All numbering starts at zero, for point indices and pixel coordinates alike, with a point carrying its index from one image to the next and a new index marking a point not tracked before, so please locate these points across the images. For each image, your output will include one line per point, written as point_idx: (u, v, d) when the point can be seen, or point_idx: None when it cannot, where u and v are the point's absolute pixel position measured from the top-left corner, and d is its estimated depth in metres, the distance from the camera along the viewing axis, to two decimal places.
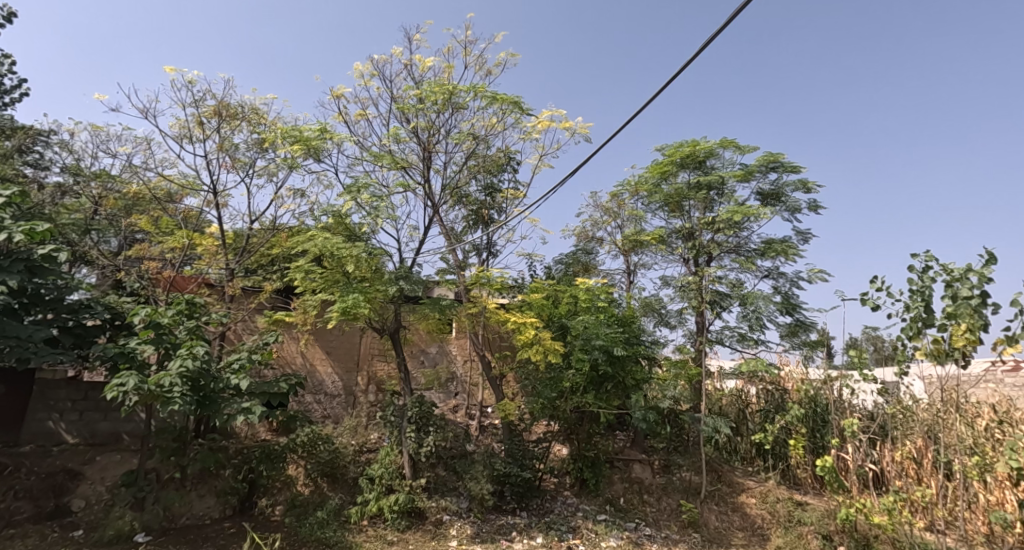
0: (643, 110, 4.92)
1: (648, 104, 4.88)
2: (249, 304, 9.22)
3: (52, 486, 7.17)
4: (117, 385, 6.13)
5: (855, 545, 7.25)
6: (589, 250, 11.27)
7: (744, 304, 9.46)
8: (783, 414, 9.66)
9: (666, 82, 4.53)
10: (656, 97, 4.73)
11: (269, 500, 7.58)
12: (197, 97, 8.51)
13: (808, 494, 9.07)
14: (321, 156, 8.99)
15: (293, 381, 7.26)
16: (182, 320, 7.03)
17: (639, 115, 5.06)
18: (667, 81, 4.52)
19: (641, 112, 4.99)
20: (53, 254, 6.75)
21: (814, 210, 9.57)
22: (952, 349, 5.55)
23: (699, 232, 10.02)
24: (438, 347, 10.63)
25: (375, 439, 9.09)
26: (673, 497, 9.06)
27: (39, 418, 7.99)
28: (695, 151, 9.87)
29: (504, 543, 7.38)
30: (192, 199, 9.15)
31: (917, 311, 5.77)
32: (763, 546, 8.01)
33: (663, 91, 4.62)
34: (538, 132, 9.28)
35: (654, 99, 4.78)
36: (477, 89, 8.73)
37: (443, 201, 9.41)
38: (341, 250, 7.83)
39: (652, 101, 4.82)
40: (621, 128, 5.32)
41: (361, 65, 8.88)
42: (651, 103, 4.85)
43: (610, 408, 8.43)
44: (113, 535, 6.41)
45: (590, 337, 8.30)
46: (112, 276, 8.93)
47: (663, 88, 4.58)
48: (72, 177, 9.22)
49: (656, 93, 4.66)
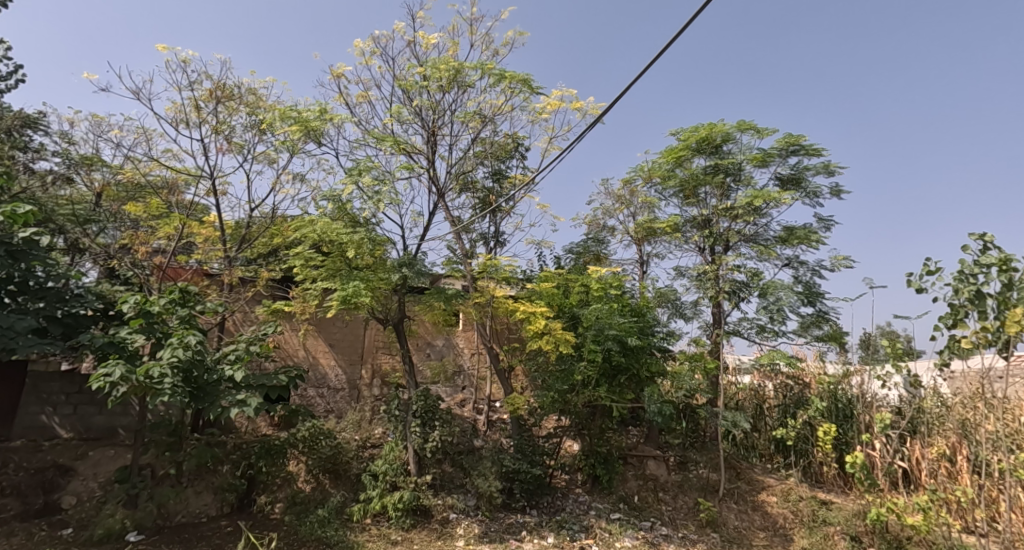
0: (616, 103, 4.96)
1: (616, 102, 4.95)
2: (248, 294, 8.84)
3: (42, 482, 6.86)
4: (103, 375, 5.76)
5: (886, 545, 6.91)
6: (600, 239, 10.77)
7: (763, 295, 8.96)
8: (804, 408, 9.18)
9: (633, 80, 4.69)
10: (628, 93, 4.85)
11: (268, 498, 7.16)
12: (193, 79, 8.13)
13: (831, 493, 8.56)
14: (321, 139, 8.52)
15: (293, 374, 6.88)
16: (175, 309, 6.62)
17: (636, 83, 4.73)
18: (634, 79, 4.69)
19: (633, 84, 4.75)
20: (37, 238, 6.48)
21: (837, 195, 8.96)
22: (998, 336, 5.13)
23: (716, 219, 9.50)
24: (445, 340, 10.26)
25: (379, 433, 8.67)
26: (690, 495, 8.64)
27: (32, 412, 7.69)
28: (711, 135, 9.33)
29: (514, 543, 6.95)
30: (189, 188, 8.72)
31: (966, 296, 5.28)
32: (786, 547, 7.56)
33: (633, 86, 4.76)
34: (547, 114, 8.80)
35: (629, 89, 4.80)
36: (484, 67, 8.28)
37: (448, 186, 8.96)
38: (341, 236, 7.48)
39: (622, 96, 4.88)
40: (635, 82, 4.73)
41: (361, 42, 8.40)
42: (643, 75, 4.61)
43: (624, 401, 8.01)
44: (103, 534, 6.02)
45: (603, 327, 7.84)
46: (106, 265, 8.52)
47: (632, 84, 4.73)
48: (65, 163, 8.79)
49: (626, 90, 4.82)
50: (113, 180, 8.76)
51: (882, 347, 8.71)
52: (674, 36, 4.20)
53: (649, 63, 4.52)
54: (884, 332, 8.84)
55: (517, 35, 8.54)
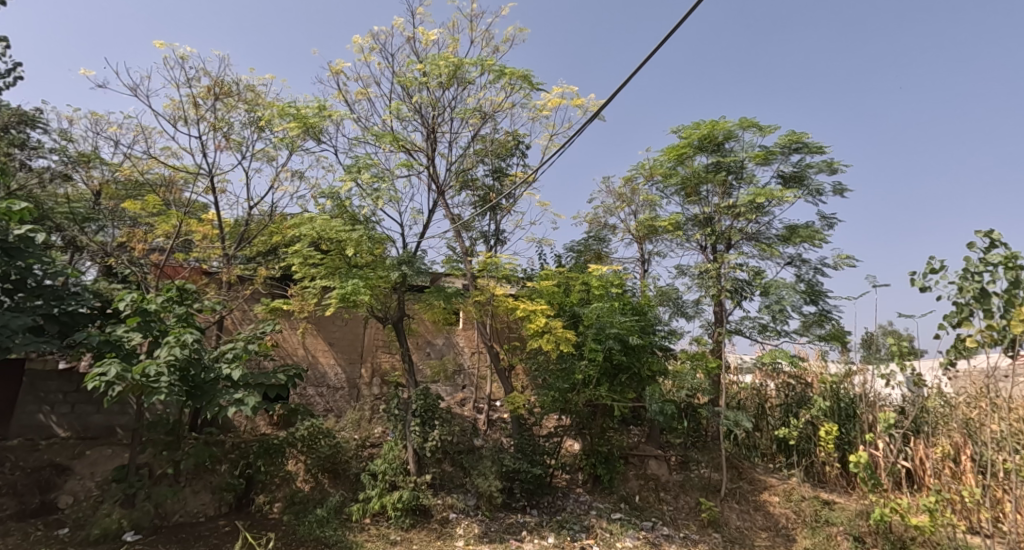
0: (628, 82, 5.02)
1: (627, 81, 5.01)
2: (246, 291, 8.70)
3: (38, 481, 6.79)
4: (99, 374, 5.70)
5: (890, 546, 6.84)
6: (601, 238, 10.70)
7: (765, 293, 8.89)
8: (807, 407, 9.11)
9: (645, 59, 4.73)
10: (638, 71, 4.90)
11: (267, 497, 7.10)
12: (191, 76, 8.06)
13: (834, 493, 8.50)
14: (320, 137, 8.45)
15: (292, 373, 6.82)
16: (172, 307, 6.56)
17: (647, 63, 4.76)
18: (646, 59, 4.73)
19: (643, 65, 4.78)
20: (32, 235, 6.38)
21: (840, 193, 8.87)
22: (1004, 335, 5.05)
23: (718, 217, 9.42)
24: (445, 339, 10.18)
25: (378, 433, 8.60)
26: (691, 494, 8.57)
27: (29, 411, 7.63)
28: (713, 132, 9.24)
29: (514, 543, 6.89)
30: (188, 185, 8.66)
31: (972, 294, 5.21)
32: (789, 547, 7.49)
33: (644, 65, 4.80)
34: (548, 110, 8.73)
35: (639, 69, 4.83)
36: (484, 64, 8.21)
37: (448, 184, 8.88)
38: (340, 233, 7.42)
39: (633, 76, 4.93)
40: (643, 64, 4.75)
41: (360, 38, 8.32)
42: (654, 54, 4.65)
43: (625, 400, 7.93)
44: (99, 534, 5.96)
45: (604, 325, 7.75)
46: (103, 262, 8.45)
47: (644, 64, 4.77)
48: (62, 161, 8.72)
49: (637, 69, 4.86)
50: (111, 178, 8.70)
51: (885, 346, 8.62)
52: (682, 20, 4.25)
53: (657, 45, 4.54)
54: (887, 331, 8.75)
55: (518, 32, 8.47)
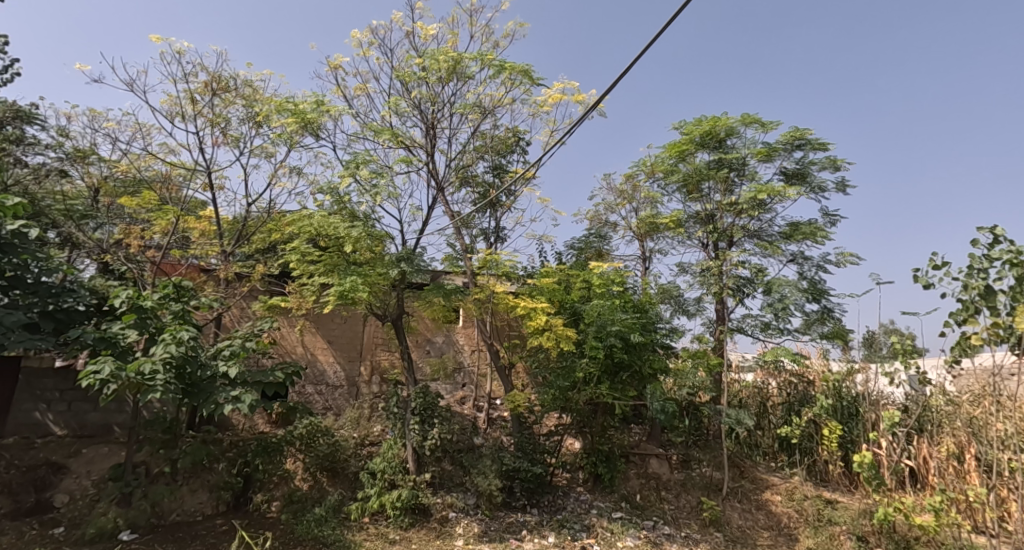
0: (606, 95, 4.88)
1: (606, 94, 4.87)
2: (243, 289, 8.62)
3: (34, 480, 6.73)
4: (93, 372, 5.60)
5: (894, 546, 6.77)
6: (602, 235, 10.63)
7: (768, 291, 8.81)
8: (809, 406, 9.03)
9: (626, 69, 4.62)
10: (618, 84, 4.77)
11: (265, 496, 7.00)
12: (188, 71, 7.97)
13: (837, 492, 8.40)
14: (319, 133, 8.36)
15: (291, 370, 6.76)
16: (168, 304, 6.48)
17: (627, 74, 4.65)
18: (627, 68, 4.62)
19: (625, 74, 4.67)
20: (25, 231, 6.29)
21: (843, 189, 8.78)
22: (1010, 332, 4.96)
23: (720, 215, 9.35)
24: (445, 337, 10.07)
25: (378, 431, 8.51)
26: (693, 493, 8.48)
27: (26, 409, 7.57)
28: (715, 128, 9.15)
29: (514, 543, 6.81)
30: (185, 181, 8.58)
31: (976, 292, 5.13)
32: (791, 547, 7.42)
33: (624, 77, 4.68)
34: (549, 106, 8.64)
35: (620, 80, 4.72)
36: (484, 58, 8.13)
37: (448, 180, 8.79)
38: (339, 229, 7.36)
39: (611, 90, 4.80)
40: (626, 72, 4.64)
41: (358, 32, 8.23)
42: (633, 67, 4.55)
43: (626, 398, 7.80)
44: (94, 533, 5.89)
45: (605, 323, 7.65)
46: (100, 259, 8.36)
47: (623, 76, 4.66)
48: (59, 157, 8.64)
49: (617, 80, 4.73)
50: (109, 175, 8.62)
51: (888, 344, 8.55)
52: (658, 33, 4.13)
53: (636, 57, 4.44)
54: (890, 329, 8.69)
55: (517, 27, 8.41)
